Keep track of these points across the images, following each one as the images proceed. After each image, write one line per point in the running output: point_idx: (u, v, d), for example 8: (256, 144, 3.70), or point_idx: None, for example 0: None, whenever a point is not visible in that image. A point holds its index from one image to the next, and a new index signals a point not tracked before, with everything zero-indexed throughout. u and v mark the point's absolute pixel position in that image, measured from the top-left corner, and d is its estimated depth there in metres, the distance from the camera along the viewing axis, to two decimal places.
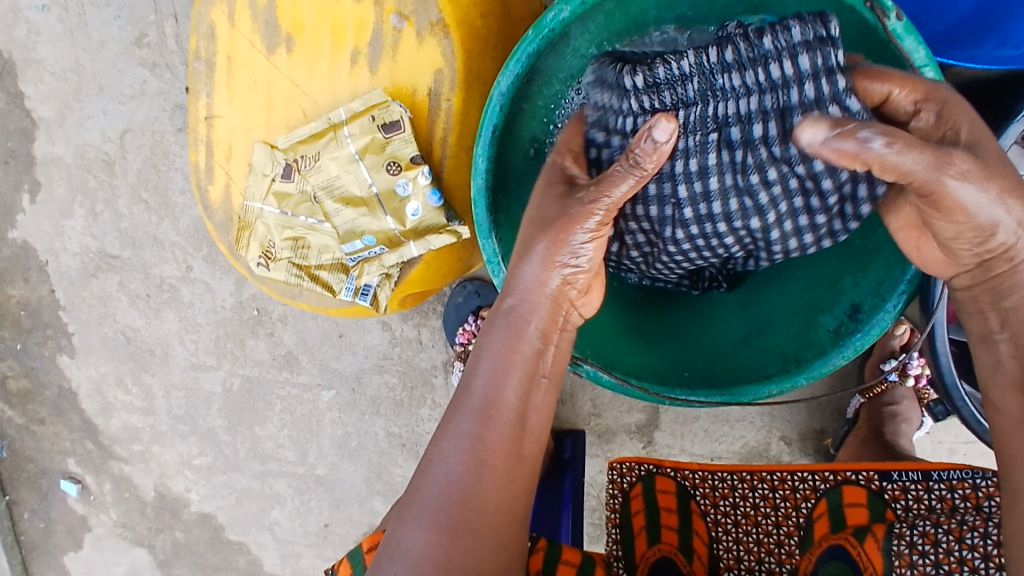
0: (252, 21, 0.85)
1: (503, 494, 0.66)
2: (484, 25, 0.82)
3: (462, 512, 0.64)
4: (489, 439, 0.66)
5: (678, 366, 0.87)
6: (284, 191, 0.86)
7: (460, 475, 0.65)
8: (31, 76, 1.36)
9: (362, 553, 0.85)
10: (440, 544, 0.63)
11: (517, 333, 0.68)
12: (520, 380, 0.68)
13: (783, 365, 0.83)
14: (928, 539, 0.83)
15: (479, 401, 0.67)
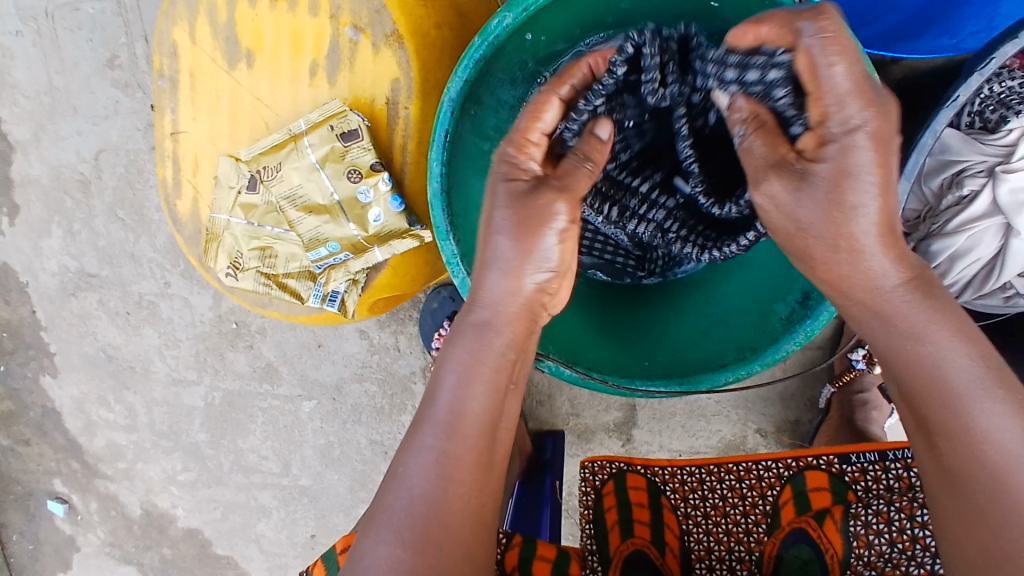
0: (213, 37, 0.87)
1: (469, 506, 0.67)
2: (439, 34, 0.84)
3: (427, 526, 0.65)
4: (456, 452, 0.67)
5: (639, 357, 0.89)
6: (250, 202, 0.88)
7: (427, 488, 0.66)
8: (5, 99, 1.35)
9: (337, 555, 0.86)
10: (402, 555, 0.64)
11: (483, 346, 0.69)
12: (486, 392, 0.68)
13: (739, 353, 0.84)
14: (881, 518, 0.89)
15: (445, 414, 0.68)
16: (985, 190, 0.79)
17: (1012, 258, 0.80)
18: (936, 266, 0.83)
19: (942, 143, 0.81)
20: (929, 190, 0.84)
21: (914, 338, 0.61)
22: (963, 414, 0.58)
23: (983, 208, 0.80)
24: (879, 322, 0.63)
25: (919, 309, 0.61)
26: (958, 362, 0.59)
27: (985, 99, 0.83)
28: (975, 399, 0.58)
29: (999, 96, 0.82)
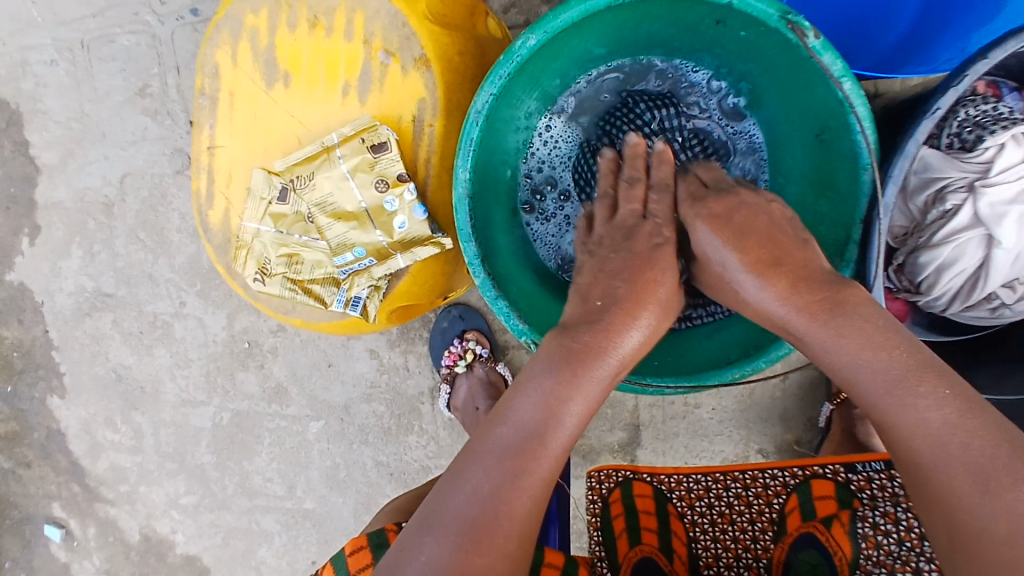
0: (253, 60, 0.92)
1: (527, 518, 0.69)
2: (462, 61, 0.91)
3: (486, 525, 0.67)
4: (531, 464, 0.70)
5: (648, 358, 0.91)
6: (281, 212, 0.94)
7: (495, 489, 0.68)
8: (36, 125, 1.40)
9: (346, 557, 0.86)
10: (459, 557, 0.65)
11: (577, 375, 0.74)
12: (571, 421, 0.73)
13: (743, 352, 0.87)
14: (890, 519, 0.99)
15: (532, 427, 0.71)
16: (966, 206, 0.83)
17: (995, 267, 0.85)
18: (925, 277, 0.88)
19: (924, 163, 0.86)
20: (916, 207, 0.88)
21: (845, 336, 0.67)
22: (902, 399, 0.62)
23: (965, 222, 0.84)
24: (809, 329, 0.71)
25: (845, 312, 0.68)
26: (887, 350, 0.65)
27: (963, 121, 0.86)
28: (909, 383, 0.62)
29: (975, 117, 0.85)
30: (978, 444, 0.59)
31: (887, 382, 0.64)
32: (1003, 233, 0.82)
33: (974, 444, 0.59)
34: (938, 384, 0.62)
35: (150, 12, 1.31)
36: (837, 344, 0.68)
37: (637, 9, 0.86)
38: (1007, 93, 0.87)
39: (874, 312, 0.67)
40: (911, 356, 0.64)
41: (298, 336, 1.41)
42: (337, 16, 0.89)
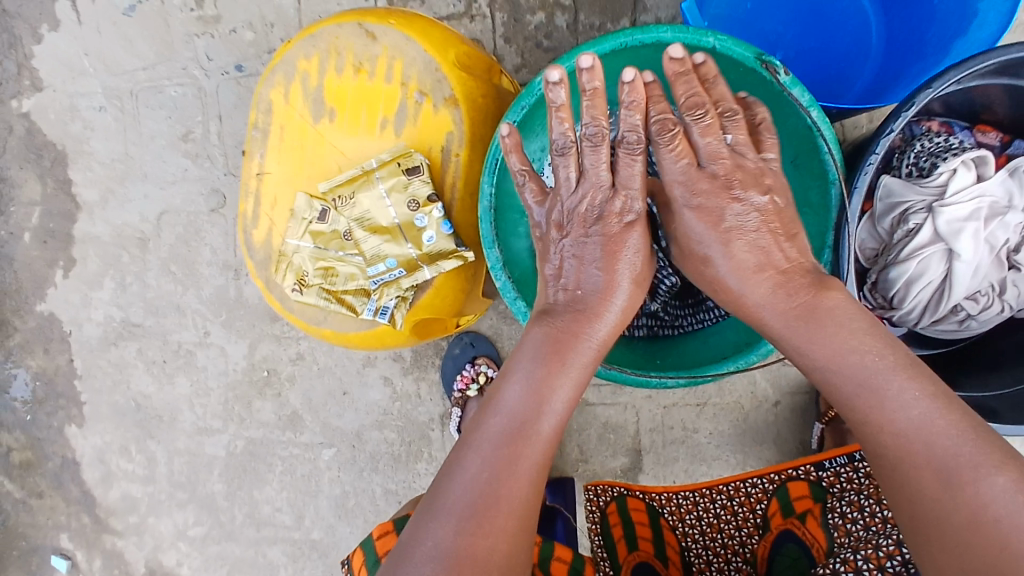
0: (304, 98, 1.05)
1: (522, 502, 0.74)
2: (486, 102, 1.03)
3: (486, 506, 0.72)
4: (524, 447, 0.76)
5: (651, 357, 1.01)
6: (319, 230, 1.04)
7: (491, 473, 0.74)
8: (81, 164, 1.52)
9: (374, 542, 1.01)
10: (464, 537, 0.70)
11: (555, 368, 0.82)
12: (555, 408, 0.80)
13: (736, 351, 0.96)
14: (854, 506, 1.05)
15: (521, 414, 0.78)
16: (927, 224, 0.95)
17: (956, 279, 0.96)
18: (896, 289, 0.99)
19: (888, 189, 0.99)
20: (883, 229, 1.01)
21: (818, 342, 0.78)
22: (872, 401, 0.72)
23: (927, 238, 0.96)
24: (787, 331, 0.81)
25: (819, 317, 0.79)
26: (857, 355, 0.75)
27: (920, 152, 0.99)
28: (878, 385, 0.72)
29: (930, 148, 0.99)
30: (943, 441, 0.67)
31: (858, 385, 0.73)
32: (961, 247, 0.93)
33: (938, 441, 0.67)
34: (907, 383, 0.71)
35: (197, 66, 1.44)
36: (810, 350, 0.79)
37: (638, 57, 1.00)
38: (958, 130, 1.01)
39: (845, 320, 0.77)
40: (882, 358, 0.73)
41: (315, 364, 1.49)
42: (379, 61, 1.02)
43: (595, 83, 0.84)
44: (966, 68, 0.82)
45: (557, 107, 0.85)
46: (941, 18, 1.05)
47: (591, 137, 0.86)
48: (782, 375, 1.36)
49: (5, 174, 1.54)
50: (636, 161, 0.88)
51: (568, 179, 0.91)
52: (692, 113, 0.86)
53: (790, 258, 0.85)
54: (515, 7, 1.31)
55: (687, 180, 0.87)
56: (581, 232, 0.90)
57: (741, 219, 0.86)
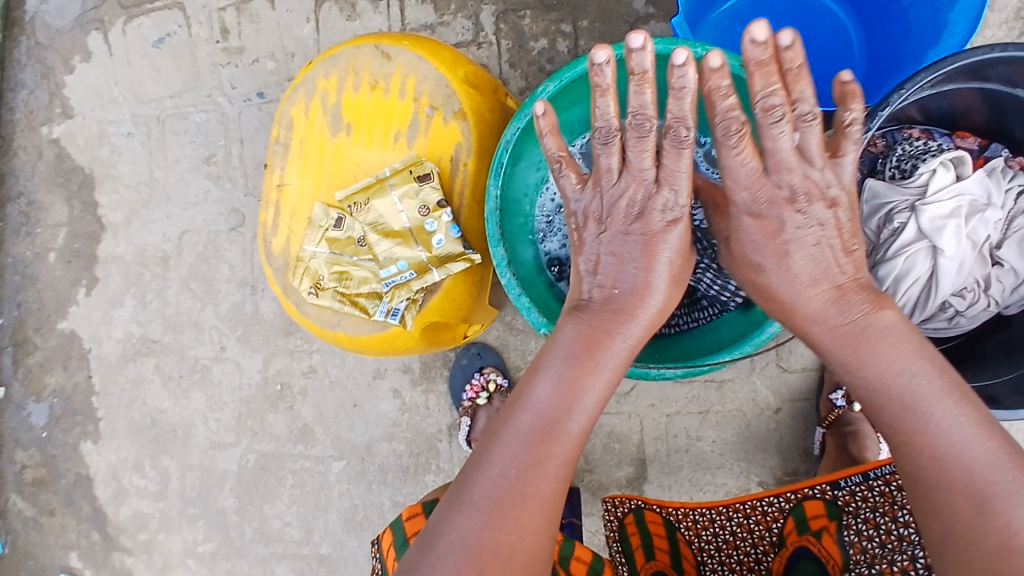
0: (323, 114, 1.12)
1: (547, 497, 0.79)
2: (492, 115, 1.10)
3: (511, 502, 0.76)
4: (551, 446, 0.79)
5: (654, 353, 1.05)
6: (335, 236, 1.10)
7: (518, 470, 0.78)
8: (108, 187, 1.59)
9: (403, 522, 1.07)
10: (488, 530, 0.75)
11: (587, 369, 0.85)
12: (584, 408, 0.83)
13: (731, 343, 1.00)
14: (870, 523, 1.03)
15: (550, 413, 0.81)
16: (911, 221, 1.03)
17: (942, 275, 1.02)
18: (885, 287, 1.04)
19: (873, 192, 1.08)
20: (870, 229, 1.08)
21: (867, 361, 0.80)
22: (916, 423, 0.75)
23: (912, 236, 1.03)
24: (838, 347, 0.83)
25: (869, 336, 0.81)
26: (904, 377, 0.77)
27: (901, 155, 1.10)
28: (922, 410, 0.75)
29: (910, 152, 1.09)
30: (979, 467, 0.71)
31: (903, 406, 0.76)
32: (943, 242, 1.01)
33: (976, 468, 0.71)
34: (953, 411, 0.74)
35: (221, 93, 1.53)
36: (859, 370, 0.81)
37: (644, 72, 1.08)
38: (938, 137, 1.11)
39: (893, 343, 0.79)
40: (928, 383, 0.76)
41: (327, 377, 1.52)
42: (393, 79, 1.09)
43: (644, 67, 0.86)
44: (935, 70, 0.92)
45: (603, 90, 0.89)
46: (917, 31, 1.13)
47: (635, 125, 0.90)
48: (782, 382, 1.39)
49: (34, 198, 1.61)
50: (682, 155, 0.90)
51: (609, 169, 0.95)
52: (766, 115, 0.84)
53: (848, 274, 0.86)
54: (520, 34, 1.40)
55: (753, 186, 0.88)
56: (621, 229, 0.93)
57: (802, 231, 0.87)
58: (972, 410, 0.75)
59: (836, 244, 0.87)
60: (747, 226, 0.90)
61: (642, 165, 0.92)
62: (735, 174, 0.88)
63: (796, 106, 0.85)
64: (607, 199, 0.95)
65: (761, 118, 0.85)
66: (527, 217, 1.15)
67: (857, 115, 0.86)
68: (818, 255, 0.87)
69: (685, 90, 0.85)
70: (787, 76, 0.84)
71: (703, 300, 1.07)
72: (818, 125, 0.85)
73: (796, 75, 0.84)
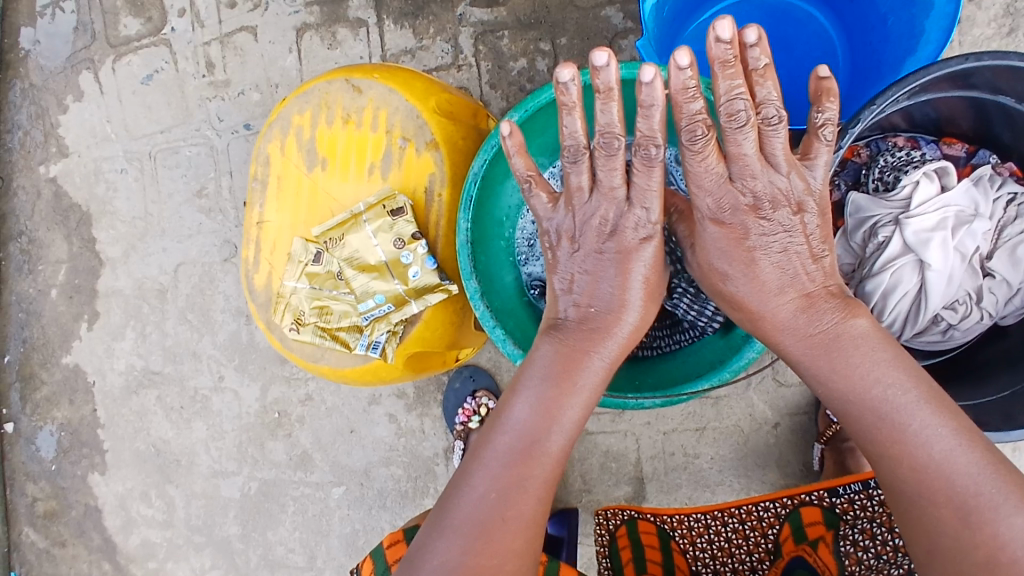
0: (299, 149, 1.13)
1: (529, 520, 0.77)
2: (466, 144, 1.10)
3: (494, 525, 0.74)
4: (530, 467, 0.78)
5: (632, 377, 1.06)
6: (315, 271, 1.11)
7: (499, 492, 0.76)
8: (105, 223, 1.62)
9: (383, 552, 1.08)
10: (471, 555, 0.72)
11: (565, 389, 0.83)
12: (563, 428, 0.81)
13: (710, 368, 0.99)
14: (867, 534, 1.05)
15: (529, 433, 0.79)
16: (895, 235, 1.01)
17: (930, 289, 1.01)
18: (872, 303, 1.02)
19: (856, 205, 1.06)
20: (856, 243, 1.07)
21: (840, 374, 0.80)
22: (895, 436, 0.75)
23: (897, 250, 1.02)
24: (811, 358, 0.83)
25: (841, 348, 0.81)
26: (880, 387, 0.77)
27: (883, 167, 1.08)
28: (900, 420, 0.75)
29: (892, 163, 1.07)
30: (962, 476, 0.71)
31: (880, 418, 0.76)
32: (929, 256, 0.99)
33: (958, 478, 0.71)
34: (930, 420, 0.74)
35: (210, 126, 1.55)
36: (831, 381, 0.81)
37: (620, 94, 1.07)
38: (924, 144, 1.11)
39: (863, 355, 0.79)
40: (905, 394, 0.76)
41: (324, 404, 1.53)
42: (365, 112, 1.09)
43: (610, 83, 0.80)
44: (905, 85, 0.89)
45: (569, 108, 0.84)
46: (895, 39, 1.12)
47: (603, 144, 0.85)
48: (779, 397, 1.37)
49: (34, 236, 1.65)
50: (653, 172, 0.86)
51: (580, 187, 0.90)
52: (731, 119, 0.81)
53: (816, 282, 0.85)
54: (499, 55, 1.40)
55: (716, 193, 0.85)
56: (595, 248, 0.89)
57: (767, 238, 0.86)
58: (951, 418, 0.75)
59: (804, 252, 0.86)
60: (710, 233, 0.87)
61: (613, 183, 0.88)
62: (700, 181, 0.85)
63: (761, 109, 0.82)
64: (579, 215, 0.91)
65: (725, 123, 0.82)
66: (506, 240, 1.14)
67: (830, 117, 0.83)
68: (786, 263, 0.86)
69: (653, 108, 0.81)
70: (751, 76, 0.81)
71: (683, 322, 1.08)
72: (783, 128, 0.83)
73: (760, 76, 0.81)
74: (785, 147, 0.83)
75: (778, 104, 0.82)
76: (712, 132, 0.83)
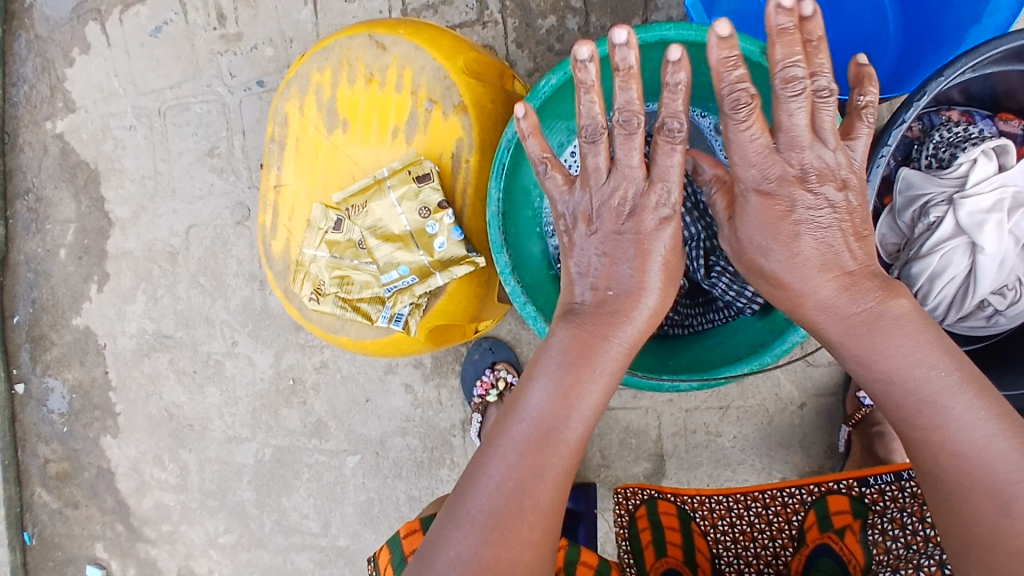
0: (318, 109, 1.07)
1: (548, 511, 0.73)
2: (495, 108, 1.04)
3: (510, 516, 0.71)
4: (548, 457, 0.73)
5: (665, 357, 1.03)
6: (335, 239, 1.06)
7: (515, 483, 0.72)
8: (113, 182, 1.57)
9: (400, 540, 1.05)
10: (487, 547, 0.69)
11: (583, 375, 0.77)
12: (581, 415, 0.76)
13: (750, 352, 0.96)
14: (897, 524, 1.01)
15: (546, 422, 0.75)
16: (948, 216, 0.97)
17: (981, 273, 0.96)
18: (918, 285, 0.99)
19: (908, 182, 1.01)
20: (904, 222, 1.02)
21: (882, 352, 0.73)
22: (934, 420, 0.69)
23: (949, 231, 0.97)
24: (845, 337, 0.77)
25: (882, 326, 0.74)
26: (922, 368, 0.71)
27: (938, 143, 1.02)
28: (944, 404, 0.69)
29: (948, 139, 1.01)
30: (1002, 464, 0.66)
31: (920, 402, 0.70)
32: (984, 239, 0.95)
33: (999, 465, 0.66)
34: (973, 404, 0.69)
35: (221, 83, 1.48)
36: (871, 361, 0.74)
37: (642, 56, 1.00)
38: (979, 119, 1.04)
39: (905, 338, 0.72)
40: (948, 374, 0.70)
41: (339, 372, 1.51)
42: (389, 71, 1.03)
43: (629, 62, 0.78)
44: (977, 56, 0.84)
45: (587, 87, 0.80)
46: (956, 8, 1.06)
47: (622, 121, 0.81)
48: (807, 376, 1.33)
49: (41, 194, 1.60)
50: (675, 152, 0.81)
51: (597, 168, 0.84)
52: (787, 86, 0.76)
53: (860, 261, 0.78)
54: (527, 11, 1.33)
55: (761, 163, 0.79)
56: (612, 231, 0.84)
57: (813, 212, 0.79)
58: (993, 402, 0.69)
59: (849, 229, 0.79)
60: (752, 203, 0.81)
61: (632, 162, 0.83)
62: (743, 150, 0.79)
63: (814, 80, 0.77)
64: (596, 197, 0.85)
65: (780, 90, 0.77)
66: (534, 210, 1.09)
67: (872, 100, 0.80)
68: (829, 239, 0.78)
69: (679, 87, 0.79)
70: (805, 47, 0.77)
71: (718, 302, 1.04)
72: (833, 102, 0.78)
73: (814, 48, 0.77)
74: (834, 123, 0.78)
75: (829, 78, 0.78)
76: (756, 102, 0.78)
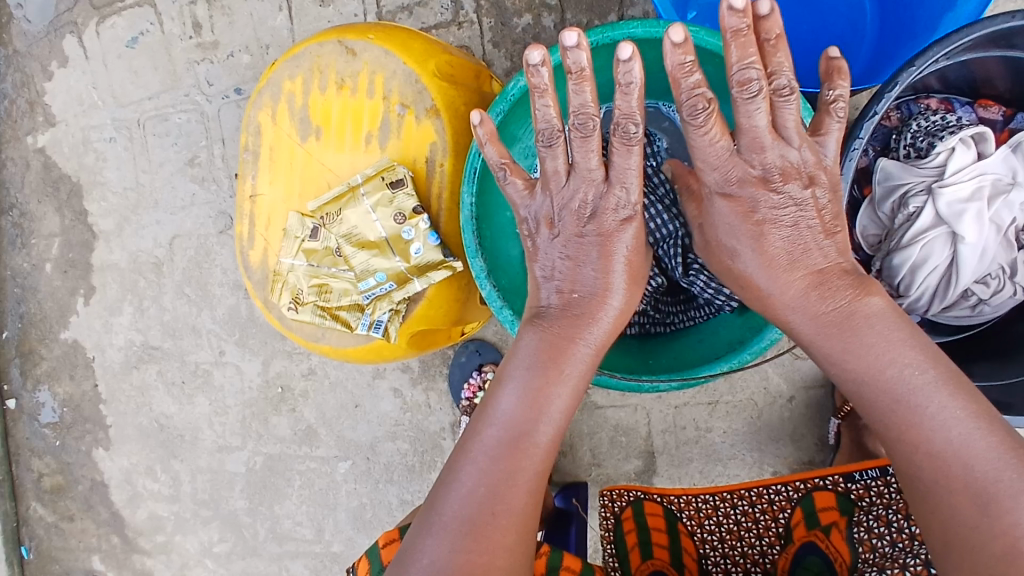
0: (291, 118, 1.06)
1: (522, 516, 0.72)
2: (468, 110, 1.03)
3: (485, 521, 0.70)
4: (521, 461, 0.73)
5: (645, 358, 1.04)
6: (312, 248, 1.05)
7: (488, 488, 0.71)
8: (96, 195, 1.56)
9: (380, 549, 1.04)
10: (461, 554, 0.68)
11: (552, 378, 0.77)
12: (551, 418, 0.76)
13: (732, 348, 0.98)
14: (882, 521, 0.99)
15: (516, 426, 0.74)
16: (927, 206, 0.96)
17: (962, 263, 0.96)
18: (899, 277, 0.98)
19: (886, 173, 1.00)
20: (884, 214, 1.02)
21: (854, 353, 0.73)
22: (910, 420, 0.69)
23: (928, 222, 0.97)
24: (818, 338, 0.77)
25: (854, 326, 0.74)
26: (896, 367, 0.71)
27: (916, 132, 1.01)
28: (918, 403, 0.69)
29: (926, 127, 1.01)
30: (981, 463, 0.66)
31: (895, 401, 0.70)
32: (963, 229, 0.94)
33: (977, 464, 0.66)
34: (949, 402, 0.68)
35: (199, 92, 1.47)
36: (844, 361, 0.74)
37: (600, 57, 0.99)
38: (958, 107, 1.03)
39: (877, 336, 0.73)
40: (923, 374, 0.70)
41: (327, 378, 1.50)
42: (361, 77, 1.03)
43: (582, 64, 0.76)
44: (949, 44, 0.83)
45: (541, 91, 0.78)
46: None
47: (578, 125, 0.80)
48: (795, 369, 1.33)
49: (25, 209, 1.60)
50: (632, 152, 0.80)
51: (557, 172, 0.84)
52: (743, 89, 0.75)
53: (829, 259, 0.79)
54: (502, 11, 1.32)
55: (722, 166, 0.80)
56: (573, 234, 0.83)
57: (777, 211, 0.80)
58: (970, 400, 0.69)
59: (816, 226, 0.79)
60: (719, 207, 0.82)
61: (590, 165, 0.82)
62: (705, 155, 0.80)
63: (773, 79, 0.77)
64: (557, 199, 0.85)
65: (736, 94, 0.76)
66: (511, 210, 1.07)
67: (842, 93, 0.78)
68: (797, 238, 0.80)
69: (632, 86, 0.75)
70: (763, 48, 0.76)
71: (698, 300, 1.02)
72: (795, 99, 0.77)
73: (772, 47, 0.76)
74: (798, 121, 0.78)
75: (789, 75, 0.77)
76: (714, 105, 0.77)
